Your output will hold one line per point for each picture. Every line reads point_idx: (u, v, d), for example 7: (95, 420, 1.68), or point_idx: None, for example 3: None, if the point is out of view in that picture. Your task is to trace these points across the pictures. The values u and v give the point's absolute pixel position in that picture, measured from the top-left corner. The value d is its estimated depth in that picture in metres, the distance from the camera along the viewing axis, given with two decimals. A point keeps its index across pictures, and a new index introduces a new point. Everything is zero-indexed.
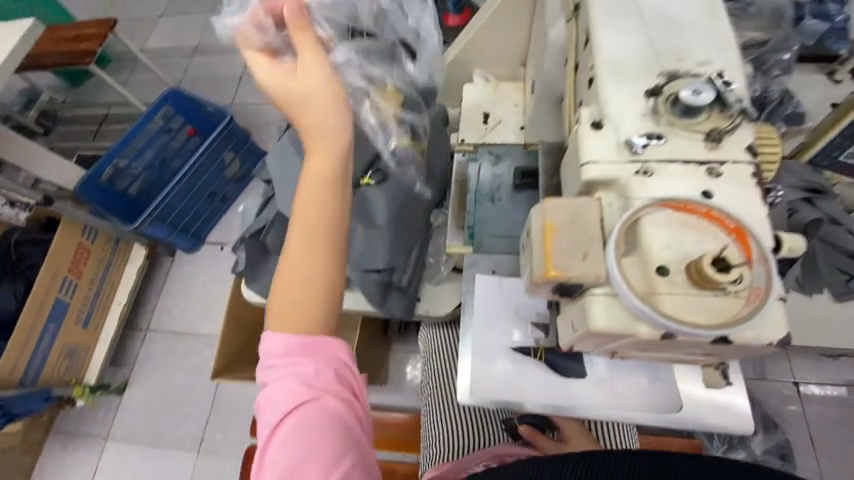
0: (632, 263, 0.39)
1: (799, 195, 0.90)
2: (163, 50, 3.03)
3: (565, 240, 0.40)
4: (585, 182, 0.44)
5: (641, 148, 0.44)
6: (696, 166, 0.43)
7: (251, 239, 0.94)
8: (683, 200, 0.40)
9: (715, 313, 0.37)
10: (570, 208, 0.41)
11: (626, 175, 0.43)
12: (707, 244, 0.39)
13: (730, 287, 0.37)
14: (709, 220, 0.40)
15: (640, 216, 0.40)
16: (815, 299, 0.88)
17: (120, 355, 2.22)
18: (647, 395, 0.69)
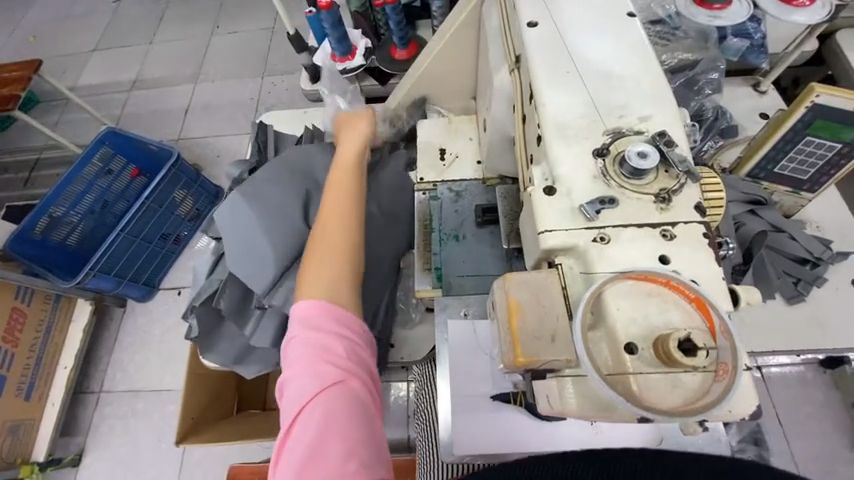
0: (599, 339, 0.38)
1: (743, 208, 0.96)
2: (98, 85, 2.85)
3: (531, 321, 0.39)
4: (544, 250, 0.45)
5: (594, 214, 0.44)
6: (651, 229, 0.44)
7: (201, 304, 0.88)
8: (644, 271, 0.40)
9: (687, 392, 0.36)
10: (534, 284, 0.40)
11: (585, 242, 0.44)
12: (672, 317, 0.38)
13: (698, 365, 0.36)
14: (670, 289, 0.39)
15: (604, 290, 0.40)
16: (768, 304, 0.93)
17: (72, 422, 2.02)
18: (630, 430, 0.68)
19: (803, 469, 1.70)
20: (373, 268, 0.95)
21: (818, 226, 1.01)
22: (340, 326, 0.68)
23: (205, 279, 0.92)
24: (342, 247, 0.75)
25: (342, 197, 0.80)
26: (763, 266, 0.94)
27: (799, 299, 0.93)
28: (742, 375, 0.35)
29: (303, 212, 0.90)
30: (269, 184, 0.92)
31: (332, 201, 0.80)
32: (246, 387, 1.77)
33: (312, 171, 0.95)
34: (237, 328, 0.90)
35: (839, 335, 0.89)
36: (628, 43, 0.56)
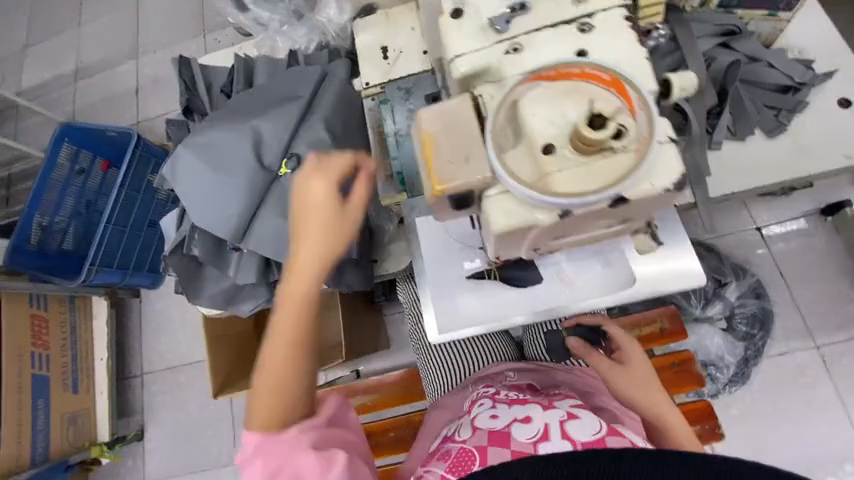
0: (515, 144, 0.45)
1: (714, 46, 0.87)
2: (41, 83, 2.67)
3: (444, 150, 0.45)
4: (462, 77, 0.51)
5: (505, 25, 0.51)
6: (561, 28, 0.50)
7: (173, 253, 0.88)
8: (556, 69, 0.46)
9: (604, 173, 0.44)
10: (450, 111, 0.46)
11: (498, 56, 0.50)
12: (587, 107, 0.45)
13: (612, 143, 0.43)
14: (587, 81, 0.46)
15: (521, 99, 0.46)
16: (751, 141, 0.89)
17: (125, 405, 2.15)
18: (599, 278, 0.71)
19: (806, 312, 1.79)
20: None
21: (798, 51, 0.94)
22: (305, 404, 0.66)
23: (175, 232, 0.91)
24: (300, 341, 0.65)
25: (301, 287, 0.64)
26: (740, 102, 0.89)
27: (780, 130, 0.88)
28: (650, 146, 0.43)
29: (250, 145, 0.86)
30: (213, 124, 0.88)
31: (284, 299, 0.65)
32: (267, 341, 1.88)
33: (253, 101, 0.89)
34: (219, 271, 0.91)
35: (822, 158, 0.87)
36: None
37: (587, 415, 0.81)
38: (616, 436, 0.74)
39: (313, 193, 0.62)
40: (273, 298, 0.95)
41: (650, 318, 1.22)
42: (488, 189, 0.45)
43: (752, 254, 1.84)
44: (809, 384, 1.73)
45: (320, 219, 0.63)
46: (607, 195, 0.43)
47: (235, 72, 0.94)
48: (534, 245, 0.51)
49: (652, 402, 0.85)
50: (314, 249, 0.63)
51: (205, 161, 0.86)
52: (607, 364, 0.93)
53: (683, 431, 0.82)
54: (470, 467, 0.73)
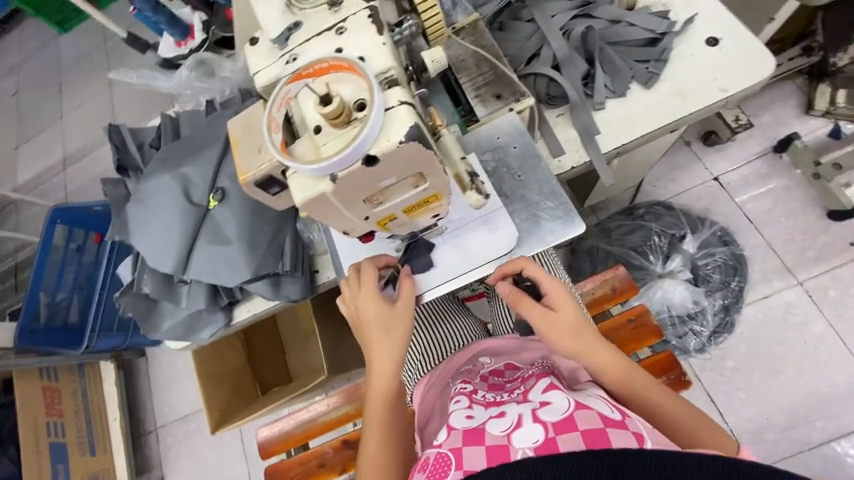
0: (297, 125, 0.46)
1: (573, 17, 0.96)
2: (33, 175, 2.86)
3: (242, 147, 0.48)
4: (265, 88, 0.57)
5: (285, 41, 0.56)
6: (327, 21, 0.55)
7: (124, 294, 0.97)
8: (309, 66, 0.46)
9: (353, 139, 0.42)
10: (245, 119, 0.50)
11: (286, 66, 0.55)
12: (336, 88, 0.45)
13: (358, 115, 0.43)
14: (340, 70, 0.45)
15: (289, 96, 0.46)
16: (633, 95, 0.95)
17: (144, 461, 2.16)
18: (487, 244, 0.77)
19: (782, 251, 1.78)
20: (266, 207, 0.95)
21: (664, 4, 0.99)
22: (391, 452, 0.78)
23: (131, 275, 1.01)
24: (389, 400, 0.78)
25: (385, 366, 0.75)
26: (610, 60, 0.94)
27: (654, 80, 0.94)
28: (375, 109, 0.41)
29: (178, 190, 0.94)
30: (146, 178, 0.97)
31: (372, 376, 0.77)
32: (264, 374, 1.94)
33: (179, 151, 0.99)
34: (173, 305, 0.98)
35: (701, 96, 0.92)
36: None
37: (555, 394, 0.81)
38: (585, 411, 0.75)
39: (365, 308, 0.75)
40: (231, 323, 1.02)
41: (599, 280, 1.24)
42: (285, 171, 0.46)
43: (718, 203, 1.86)
44: (799, 323, 1.71)
45: (382, 318, 0.74)
46: (357, 154, 0.43)
47: (163, 130, 1.05)
48: (360, 217, 0.51)
49: (591, 351, 0.85)
50: (380, 358, 0.74)
51: (143, 210, 0.95)
52: (537, 318, 0.87)
53: (619, 363, 0.84)
54: (449, 472, 0.73)
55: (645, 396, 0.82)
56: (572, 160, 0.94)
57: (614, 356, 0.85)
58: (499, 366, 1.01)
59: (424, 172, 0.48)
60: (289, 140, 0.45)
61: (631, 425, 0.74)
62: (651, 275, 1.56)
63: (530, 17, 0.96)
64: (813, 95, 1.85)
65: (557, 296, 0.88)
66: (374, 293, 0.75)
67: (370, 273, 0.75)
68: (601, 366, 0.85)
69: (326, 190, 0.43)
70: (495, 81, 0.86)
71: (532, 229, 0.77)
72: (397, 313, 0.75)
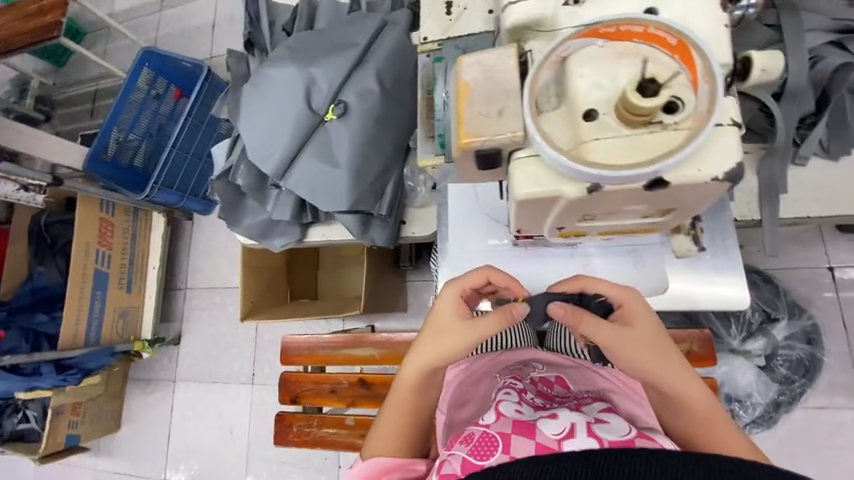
0: (549, 92, 0.44)
1: (828, 41, 0.76)
2: (130, 7, 2.81)
3: (477, 100, 0.43)
4: (510, 28, 0.49)
5: None
6: None
7: (219, 179, 0.94)
8: (615, 25, 0.42)
9: (645, 149, 0.40)
10: (487, 66, 0.44)
11: (555, 7, 0.48)
12: (637, 75, 0.41)
13: (665, 118, 0.40)
14: (649, 45, 0.42)
15: (567, 58, 0.43)
16: (844, 164, 0.77)
17: (167, 312, 2.31)
18: (629, 274, 0.73)
19: None
20: (383, 141, 0.87)
21: None
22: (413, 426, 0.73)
23: (225, 160, 0.97)
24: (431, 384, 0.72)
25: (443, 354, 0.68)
26: (843, 112, 0.77)
27: None
28: (712, 121, 0.39)
29: (300, 88, 0.86)
30: (270, 63, 0.89)
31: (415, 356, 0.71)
32: (296, 282, 1.98)
33: (312, 46, 0.89)
34: (258, 204, 0.95)
35: None
36: None
37: (613, 417, 0.72)
38: (648, 441, 0.64)
39: (443, 306, 0.70)
40: (303, 240, 0.98)
41: (678, 336, 1.13)
42: (516, 150, 0.44)
43: (821, 294, 1.65)
44: (841, 446, 1.57)
45: (460, 318, 0.69)
46: (651, 175, 0.40)
47: (299, 13, 0.94)
48: (555, 224, 0.51)
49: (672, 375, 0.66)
50: (422, 359, 0.69)
51: (259, 96, 0.88)
52: (612, 337, 0.63)
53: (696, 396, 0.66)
54: (493, 453, 0.65)
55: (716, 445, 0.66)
56: (738, 212, 0.79)
57: (702, 392, 0.67)
58: (550, 375, 0.95)
59: (672, 207, 0.46)
60: (543, 109, 0.43)
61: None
62: (721, 346, 1.43)
63: (773, 21, 0.76)
64: None
65: (635, 310, 0.65)
66: (458, 299, 0.70)
67: (471, 279, 0.69)
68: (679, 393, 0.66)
69: (572, 196, 0.42)
70: None
71: (688, 282, 0.72)
72: (455, 329, 0.68)
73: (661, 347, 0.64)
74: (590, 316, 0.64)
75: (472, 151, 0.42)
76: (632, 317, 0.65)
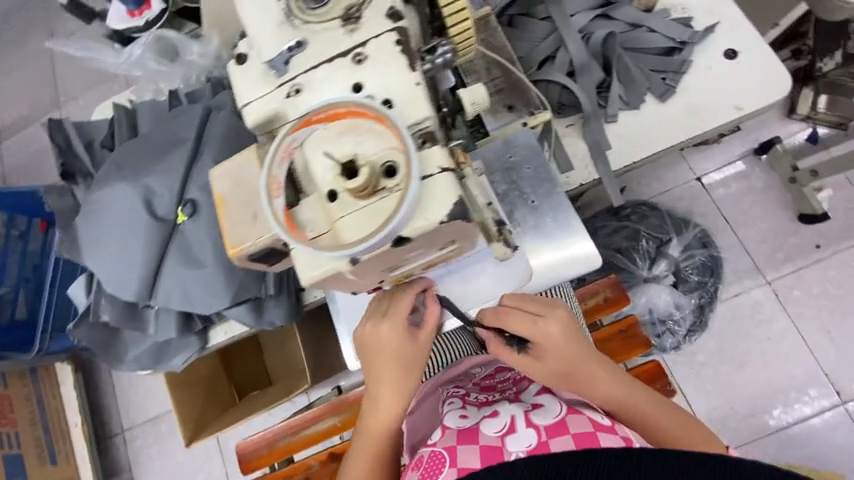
0: (298, 183, 0.44)
1: (591, 15, 0.88)
2: None
3: (233, 212, 0.47)
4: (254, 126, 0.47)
5: (283, 65, 0.45)
6: (339, 59, 0.44)
7: (78, 326, 0.88)
8: (321, 110, 0.42)
9: (377, 216, 0.40)
10: (232, 175, 0.48)
11: (283, 101, 0.45)
12: (358, 152, 0.41)
13: (385, 186, 0.40)
14: (359, 118, 0.41)
15: (295, 148, 0.42)
16: (647, 109, 0.89)
17: (111, 464, 2.02)
18: (495, 274, 0.73)
19: (754, 251, 1.84)
20: None
21: (683, 8, 0.93)
22: (385, 468, 0.73)
23: (85, 299, 0.90)
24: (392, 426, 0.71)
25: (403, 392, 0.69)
26: (627, 69, 0.89)
27: (670, 93, 0.88)
28: (414, 179, 0.38)
29: (139, 202, 0.81)
30: (102, 186, 0.84)
31: (377, 401, 0.70)
32: (238, 375, 1.83)
33: (141, 156, 0.85)
34: (138, 332, 0.89)
35: (714, 115, 0.88)
36: None
37: (549, 399, 0.78)
38: (577, 415, 0.72)
39: (382, 339, 0.67)
40: (206, 347, 0.92)
41: (592, 289, 1.21)
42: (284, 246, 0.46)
43: (701, 203, 1.88)
44: (764, 321, 1.79)
45: (405, 351, 0.68)
46: (388, 238, 0.40)
47: (117, 125, 0.89)
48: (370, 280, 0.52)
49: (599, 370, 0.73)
50: (386, 400, 0.70)
51: (100, 224, 0.83)
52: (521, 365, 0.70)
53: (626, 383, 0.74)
54: (443, 470, 0.70)
55: (650, 421, 0.73)
56: (582, 177, 0.88)
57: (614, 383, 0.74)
58: (491, 371, 0.99)
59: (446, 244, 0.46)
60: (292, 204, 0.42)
61: (620, 429, 0.70)
62: (636, 278, 1.57)
63: (546, 14, 0.87)
64: (796, 99, 1.86)
65: (547, 339, 0.68)
66: (397, 329, 0.67)
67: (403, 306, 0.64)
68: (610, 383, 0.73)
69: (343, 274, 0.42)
70: (508, 89, 0.79)
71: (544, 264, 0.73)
72: (420, 352, 0.68)
73: (574, 362, 0.70)
74: (500, 351, 0.69)
75: (240, 259, 0.46)
76: (544, 352, 0.70)
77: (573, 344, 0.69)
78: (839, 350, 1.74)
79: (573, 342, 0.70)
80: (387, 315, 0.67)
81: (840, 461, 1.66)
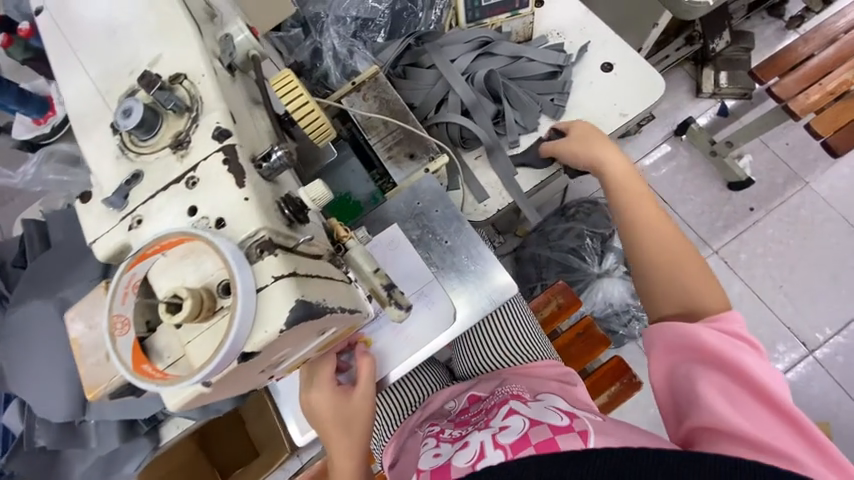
0: (152, 313, 0.37)
1: (473, 57, 0.94)
2: None
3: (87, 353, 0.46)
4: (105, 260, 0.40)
5: (120, 199, 0.38)
6: (172, 183, 0.37)
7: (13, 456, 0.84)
8: (154, 242, 0.35)
9: (218, 335, 0.33)
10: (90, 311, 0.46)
11: (122, 235, 0.38)
12: (196, 277, 0.34)
13: (221, 305, 0.33)
14: (193, 236, 0.35)
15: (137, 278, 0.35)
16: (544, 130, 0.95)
17: None
18: (428, 321, 0.73)
19: (693, 223, 1.83)
20: None
21: (558, 33, 1.01)
22: None
23: (19, 424, 0.85)
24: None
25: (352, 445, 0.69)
26: (517, 96, 0.95)
27: (561, 112, 0.95)
28: (237, 303, 0.32)
29: (57, 317, 0.78)
30: (17, 308, 0.81)
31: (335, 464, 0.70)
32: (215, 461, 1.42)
33: (52, 269, 0.83)
34: (81, 448, 0.85)
35: (605, 124, 0.95)
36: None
37: (515, 419, 0.77)
38: (540, 430, 0.71)
39: (316, 406, 0.67)
40: (159, 445, 0.87)
41: (543, 299, 1.24)
42: None
43: None
44: (723, 288, 1.76)
45: (341, 409, 0.67)
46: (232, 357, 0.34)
47: (29, 239, 0.87)
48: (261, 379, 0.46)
49: (639, 227, 0.74)
50: (343, 460, 0.69)
51: (22, 345, 0.79)
52: (576, 156, 0.83)
53: (672, 244, 0.72)
54: None
55: (673, 268, 0.71)
56: (498, 203, 0.92)
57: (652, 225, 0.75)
58: (464, 404, 0.95)
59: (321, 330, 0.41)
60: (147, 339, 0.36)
61: (578, 425, 0.71)
62: (589, 276, 1.56)
63: (430, 63, 0.94)
64: (700, 79, 1.92)
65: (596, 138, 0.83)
66: (328, 392, 0.67)
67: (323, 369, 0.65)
68: (650, 241, 0.73)
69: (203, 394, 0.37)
70: (406, 139, 0.83)
71: (470, 306, 0.76)
72: (354, 405, 0.68)
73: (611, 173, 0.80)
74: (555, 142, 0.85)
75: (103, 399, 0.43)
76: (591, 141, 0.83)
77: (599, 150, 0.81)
78: (796, 303, 1.73)
79: (599, 152, 0.81)
80: (313, 381, 0.68)
81: (822, 412, 1.63)
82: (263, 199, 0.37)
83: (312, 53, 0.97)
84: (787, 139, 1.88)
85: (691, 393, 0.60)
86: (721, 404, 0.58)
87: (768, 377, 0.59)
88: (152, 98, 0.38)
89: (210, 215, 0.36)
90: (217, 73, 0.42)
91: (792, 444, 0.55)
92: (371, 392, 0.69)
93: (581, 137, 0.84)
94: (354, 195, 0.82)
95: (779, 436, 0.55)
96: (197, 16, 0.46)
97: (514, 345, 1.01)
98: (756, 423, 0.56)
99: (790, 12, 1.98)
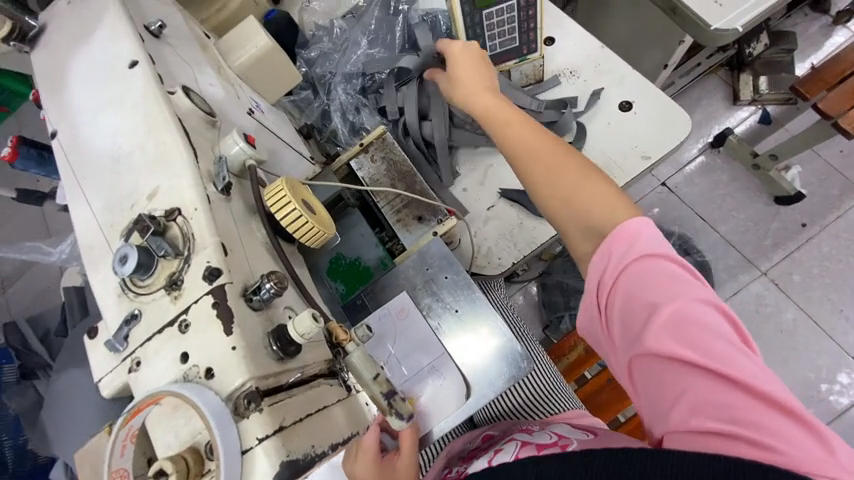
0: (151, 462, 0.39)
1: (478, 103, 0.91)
2: None
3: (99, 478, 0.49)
4: (114, 395, 0.43)
5: (122, 344, 0.41)
6: (165, 332, 0.40)
7: None
8: (148, 399, 0.38)
9: None
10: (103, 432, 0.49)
11: (125, 377, 0.41)
12: (187, 436, 0.37)
13: (207, 467, 0.36)
14: (177, 392, 0.37)
15: (141, 431, 0.38)
16: None
17: None
18: (441, 395, 0.71)
19: (738, 242, 1.67)
20: None
21: (572, 72, 0.96)
22: None
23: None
24: None
25: None
26: None
27: None
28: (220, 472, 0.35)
29: (89, 386, 0.82)
30: (58, 375, 0.86)
31: None
32: None
33: (83, 337, 0.87)
34: None
35: (625, 167, 0.89)
36: (146, 78, 0.49)
37: (511, 443, 0.71)
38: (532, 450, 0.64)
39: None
40: None
41: (569, 343, 1.18)
42: None
43: (674, 203, 1.75)
44: (774, 315, 1.60)
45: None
46: None
47: (69, 307, 0.93)
48: None
49: (510, 134, 0.66)
50: None
51: (59, 410, 0.84)
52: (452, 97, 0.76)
53: (548, 147, 0.62)
54: None
55: (562, 179, 0.59)
56: (512, 256, 0.89)
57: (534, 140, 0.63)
58: (477, 442, 0.86)
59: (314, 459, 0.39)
60: None
61: (563, 442, 0.66)
62: None
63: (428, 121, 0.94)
64: (737, 86, 1.77)
65: (463, 75, 0.75)
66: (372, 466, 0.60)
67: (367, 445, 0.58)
68: (527, 151, 0.63)
69: None
70: (414, 201, 0.81)
71: (482, 377, 0.73)
72: (401, 475, 0.61)
73: (493, 110, 0.69)
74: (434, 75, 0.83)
75: None
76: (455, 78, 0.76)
77: (474, 78, 0.74)
78: None
79: (471, 81, 0.74)
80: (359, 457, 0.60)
81: None
82: (250, 344, 0.39)
83: (321, 113, 0.99)
84: (841, 147, 1.71)
85: (642, 389, 0.48)
86: (663, 391, 0.46)
87: (715, 328, 0.45)
88: (145, 241, 0.41)
89: (200, 362, 0.39)
90: (209, 200, 0.44)
91: (759, 411, 0.42)
92: (415, 459, 0.62)
93: (461, 66, 0.76)
94: (364, 260, 0.80)
95: (743, 412, 0.42)
96: (193, 136, 0.47)
97: (533, 396, 0.94)
98: (706, 401, 0.43)
99: (837, 5, 1.79)
